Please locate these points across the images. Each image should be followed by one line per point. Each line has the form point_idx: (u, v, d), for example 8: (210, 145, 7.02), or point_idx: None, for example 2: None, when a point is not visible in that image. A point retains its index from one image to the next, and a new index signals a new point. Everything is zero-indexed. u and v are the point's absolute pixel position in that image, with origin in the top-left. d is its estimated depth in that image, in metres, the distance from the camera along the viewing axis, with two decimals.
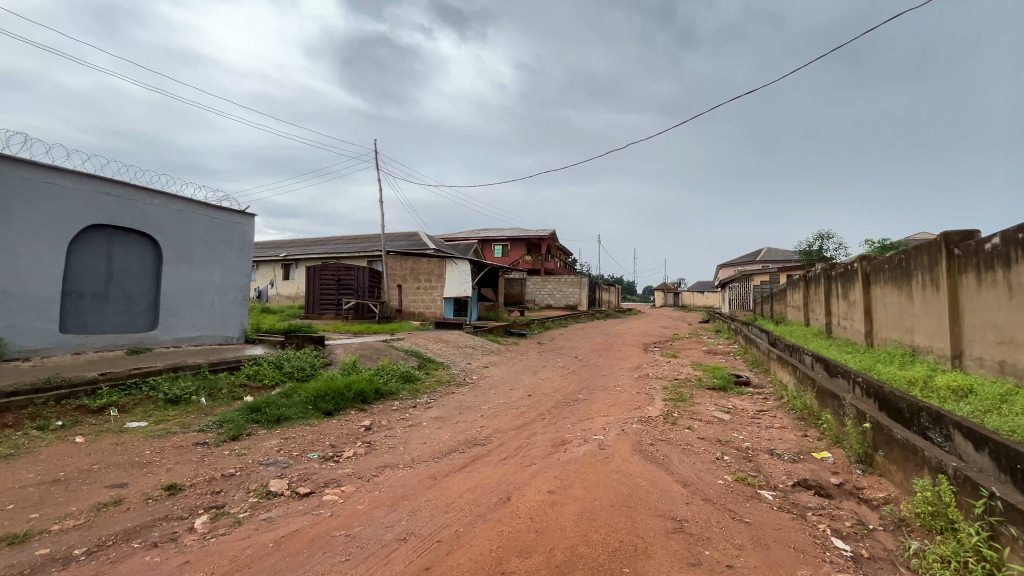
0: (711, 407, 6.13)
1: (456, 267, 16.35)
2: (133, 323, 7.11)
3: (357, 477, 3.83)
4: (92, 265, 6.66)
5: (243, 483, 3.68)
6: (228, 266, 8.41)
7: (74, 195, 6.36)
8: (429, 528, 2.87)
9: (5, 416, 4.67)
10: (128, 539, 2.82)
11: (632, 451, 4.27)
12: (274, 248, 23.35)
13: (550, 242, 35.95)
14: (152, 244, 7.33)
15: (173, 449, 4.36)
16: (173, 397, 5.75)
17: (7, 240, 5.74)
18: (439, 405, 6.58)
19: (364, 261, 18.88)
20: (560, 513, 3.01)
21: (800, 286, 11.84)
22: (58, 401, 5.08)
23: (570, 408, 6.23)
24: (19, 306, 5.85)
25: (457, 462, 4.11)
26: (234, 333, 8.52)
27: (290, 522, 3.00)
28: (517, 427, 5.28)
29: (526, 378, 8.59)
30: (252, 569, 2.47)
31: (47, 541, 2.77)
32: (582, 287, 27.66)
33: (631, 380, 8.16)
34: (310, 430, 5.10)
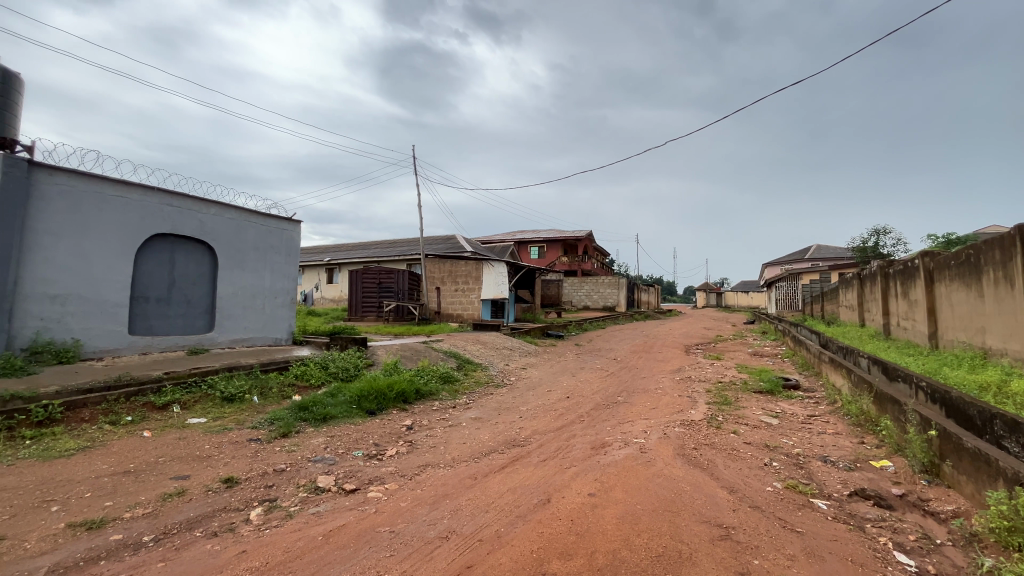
0: (758, 411, 5.91)
1: (493, 269, 16.49)
2: (192, 325, 7.56)
3: (400, 475, 3.93)
4: (156, 272, 7.14)
5: (293, 478, 3.85)
6: (277, 271, 8.81)
7: (140, 207, 6.84)
8: (470, 527, 2.91)
9: (82, 412, 5.08)
10: (191, 528, 3.01)
11: (675, 455, 4.17)
12: (319, 253, 24.26)
13: (587, 243, 35.65)
14: (208, 251, 7.78)
15: (229, 444, 4.62)
16: (229, 395, 6.08)
17: (83, 250, 6.25)
18: (478, 405, 6.65)
19: (403, 264, 19.35)
20: (601, 517, 2.98)
21: (855, 284, 11.22)
22: (127, 397, 5.48)
23: (610, 410, 6.16)
24: (93, 310, 6.35)
25: (497, 463, 4.14)
26: (283, 334, 8.91)
27: (337, 517, 3.10)
28: (556, 429, 5.26)
29: (564, 380, 8.54)
30: (303, 561, 2.57)
31: (120, 528, 2.99)
32: (620, 287, 27.29)
33: (673, 383, 7.97)
34: (354, 429, 5.26)
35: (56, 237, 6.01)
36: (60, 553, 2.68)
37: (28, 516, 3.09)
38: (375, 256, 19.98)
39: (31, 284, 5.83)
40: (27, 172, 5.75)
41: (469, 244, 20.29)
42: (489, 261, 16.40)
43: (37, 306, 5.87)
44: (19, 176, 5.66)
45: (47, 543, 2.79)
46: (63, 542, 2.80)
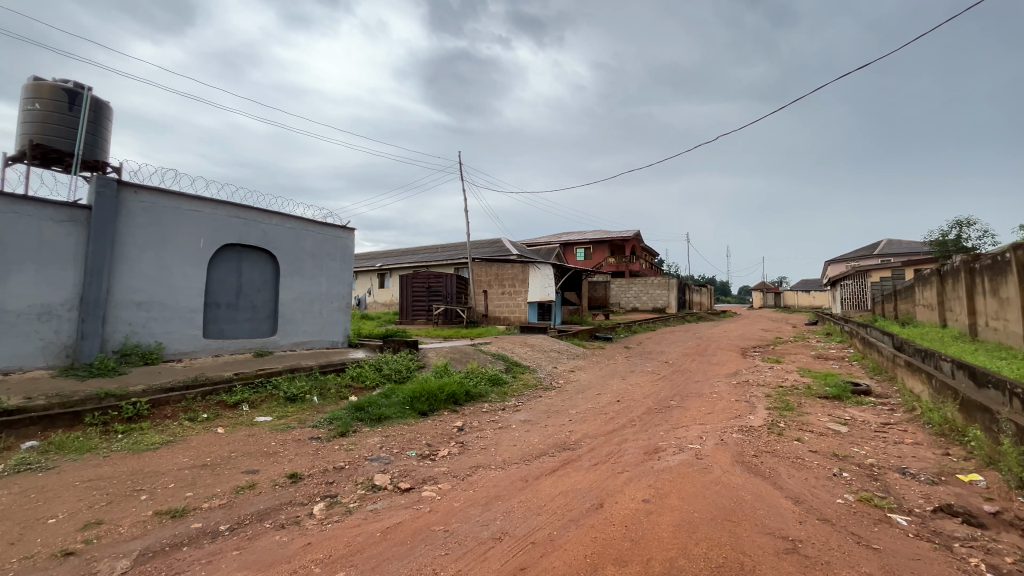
0: (824, 418, 5.54)
1: (539, 271, 16.48)
2: (258, 329, 8.05)
3: (453, 475, 4.00)
4: (226, 280, 7.67)
5: (352, 475, 4.02)
6: (334, 277, 9.22)
7: (212, 220, 7.37)
8: (523, 529, 2.92)
9: (165, 408, 5.54)
10: (261, 519, 3.20)
11: (734, 463, 3.99)
12: (371, 259, 25.20)
13: (635, 243, 34.90)
14: (271, 259, 8.27)
15: (293, 442, 4.88)
16: (292, 395, 6.43)
17: (163, 261, 6.82)
18: (528, 408, 6.65)
19: (451, 268, 19.70)
20: (656, 523, 2.90)
21: (933, 281, 10.33)
22: (203, 396, 5.91)
23: (662, 415, 5.98)
24: (172, 316, 6.90)
25: (548, 466, 4.13)
26: (339, 337, 9.30)
27: (393, 515, 3.20)
28: (607, 433, 5.18)
29: (614, 383, 8.40)
30: (364, 555, 2.67)
31: (199, 517, 3.23)
32: (670, 288, 26.49)
33: (729, 387, 7.64)
34: (408, 429, 5.42)
35: (140, 249, 6.60)
36: (149, 539, 2.93)
37: (121, 504, 3.40)
38: (424, 261, 20.46)
39: (121, 292, 6.43)
40: (116, 191, 6.34)
41: (515, 246, 20.37)
42: (535, 263, 16.40)
43: (126, 312, 6.47)
44: (109, 195, 6.26)
45: (138, 529, 3.05)
46: (152, 528, 3.07)
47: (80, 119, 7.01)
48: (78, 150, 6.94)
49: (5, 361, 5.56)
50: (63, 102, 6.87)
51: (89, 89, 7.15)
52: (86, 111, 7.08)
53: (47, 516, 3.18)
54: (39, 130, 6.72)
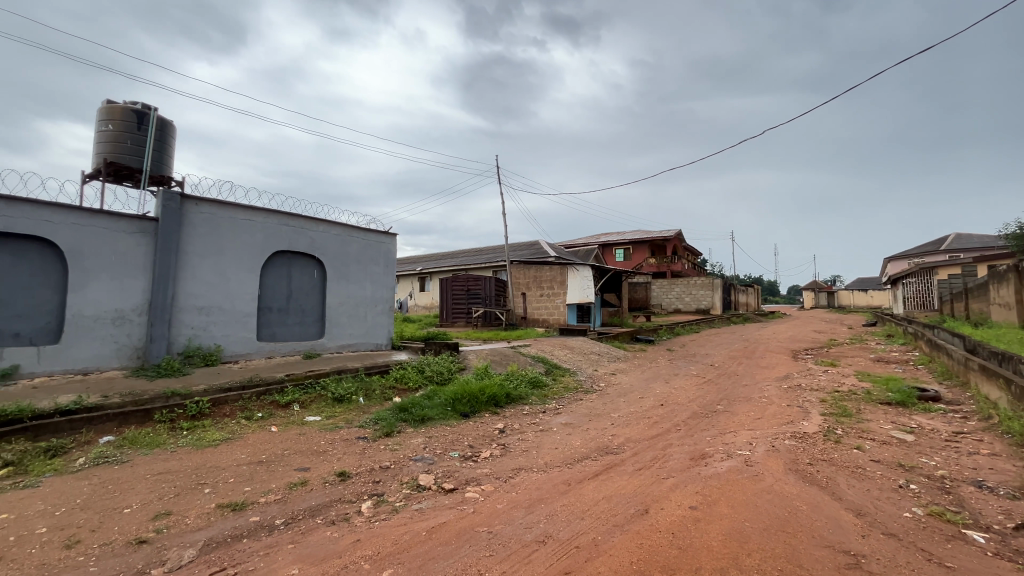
0: (887, 426, 5.20)
1: (577, 273, 16.35)
2: (307, 332, 8.40)
3: (495, 477, 4.03)
4: (277, 285, 8.05)
5: (397, 474, 4.12)
6: (377, 281, 9.48)
7: (264, 228, 7.76)
8: (567, 533, 2.90)
9: (224, 407, 5.87)
10: (313, 515, 3.34)
11: (787, 471, 3.81)
12: (412, 263, 25.76)
13: (676, 243, 34.02)
14: (318, 265, 8.61)
15: (341, 442, 5.05)
16: (339, 396, 6.67)
17: (221, 268, 7.24)
18: (569, 411, 6.60)
19: (489, 271, 19.87)
20: (704, 531, 2.82)
21: (1010, 278, 9.51)
22: (257, 395, 6.22)
23: (708, 419, 5.80)
24: (229, 319, 7.31)
25: (591, 470, 4.09)
26: (383, 340, 9.56)
27: (438, 515, 3.25)
28: (651, 437, 5.07)
29: (657, 387, 8.21)
30: (410, 553, 2.74)
31: (256, 511, 3.40)
32: (715, 289, 25.59)
33: (780, 391, 7.30)
34: (450, 430, 5.51)
35: (201, 257, 7.03)
36: (212, 530, 3.11)
37: (187, 496, 3.63)
38: (463, 264, 20.71)
39: (184, 298, 6.87)
40: (180, 203, 6.79)
41: (553, 248, 20.28)
42: (574, 265, 16.26)
43: (188, 317, 6.91)
44: (173, 208, 6.71)
45: (202, 520, 3.25)
46: (215, 520, 3.25)
47: (147, 138, 7.55)
48: (147, 166, 7.49)
49: (85, 362, 6.06)
50: (132, 123, 7.41)
51: (154, 109, 7.69)
52: (152, 130, 7.61)
53: (123, 505, 3.44)
54: (112, 149, 7.29)
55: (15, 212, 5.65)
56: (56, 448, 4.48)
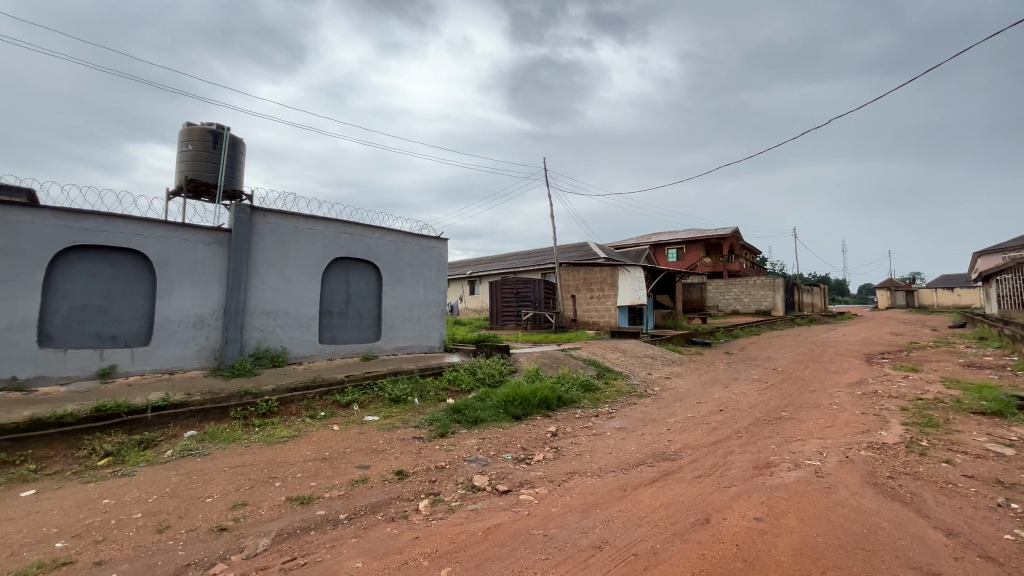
0: (981, 438, 4.71)
1: (628, 274, 15.95)
2: (365, 335, 8.75)
3: (549, 480, 4.02)
4: (337, 290, 8.45)
5: (452, 475, 4.21)
6: (430, 285, 9.73)
7: (325, 236, 8.17)
8: (624, 539, 2.85)
9: (291, 406, 6.23)
10: (374, 511, 3.47)
11: (864, 484, 3.54)
12: (462, 267, 26.21)
13: (733, 241, 32.57)
14: (374, 270, 8.95)
15: (398, 441, 5.22)
16: (395, 396, 6.91)
17: (286, 275, 7.69)
18: (622, 415, 6.47)
19: (538, 273, 19.85)
20: (771, 544, 2.68)
21: None
22: (320, 395, 6.56)
23: (773, 426, 5.50)
24: (294, 323, 7.76)
25: (647, 476, 3.99)
26: (436, 342, 9.79)
27: (493, 516, 3.29)
28: (711, 444, 4.87)
29: (715, 391, 7.88)
30: (467, 552, 2.78)
31: (322, 505, 3.58)
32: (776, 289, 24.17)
33: (852, 398, 6.80)
34: (502, 432, 5.55)
35: (269, 265, 7.51)
36: (283, 521, 3.31)
37: (260, 488, 3.88)
38: (511, 267, 20.82)
39: (254, 303, 7.36)
40: (250, 215, 7.29)
41: (602, 250, 19.93)
42: (624, 267, 15.92)
43: (258, 321, 7.40)
44: (245, 219, 7.21)
45: (274, 511, 3.46)
46: (285, 512, 3.46)
47: (222, 156, 8.17)
48: (221, 182, 8.12)
49: (170, 362, 6.64)
50: (208, 142, 8.04)
51: (226, 129, 8.30)
52: (225, 148, 8.22)
53: (205, 495, 3.73)
54: (191, 167, 7.94)
55: (112, 227, 6.29)
56: (147, 441, 4.94)
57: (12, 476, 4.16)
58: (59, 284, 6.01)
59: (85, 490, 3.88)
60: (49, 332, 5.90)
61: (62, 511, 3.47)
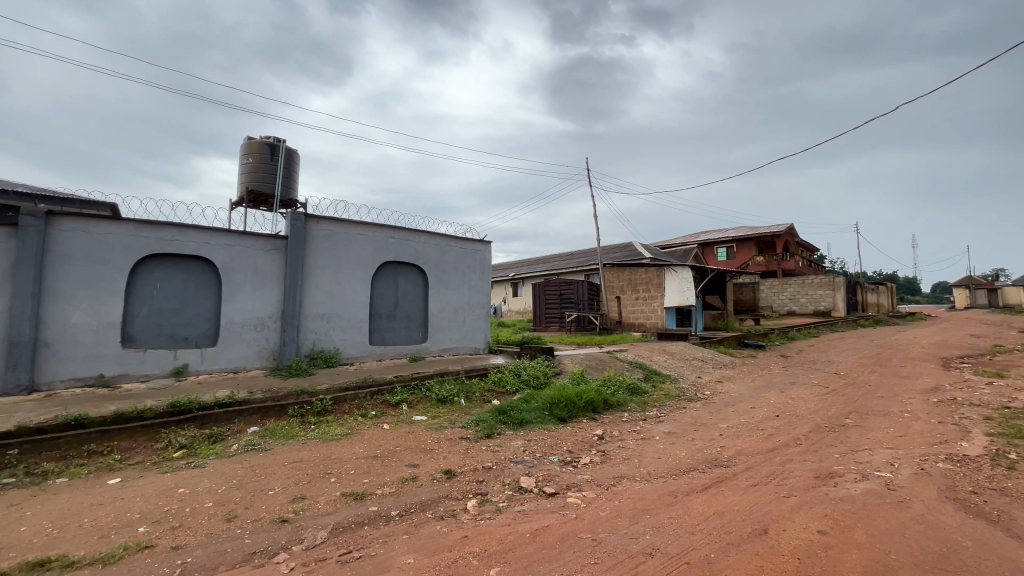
0: None
1: (675, 274, 15.45)
2: (412, 336, 8.98)
3: (597, 484, 3.97)
4: (386, 293, 8.72)
5: (499, 476, 4.24)
6: (474, 287, 9.86)
7: (373, 241, 8.45)
8: (676, 547, 2.77)
9: (344, 405, 6.49)
10: (424, 509, 3.56)
11: (943, 499, 3.27)
12: (505, 270, 26.35)
13: (788, 239, 30.99)
14: (421, 273, 9.17)
15: (446, 441, 5.33)
16: (442, 397, 7.05)
17: (338, 279, 8.02)
18: (671, 420, 6.30)
19: (581, 275, 19.65)
20: (837, 560, 2.52)
21: None
22: (371, 395, 6.78)
23: (836, 434, 5.18)
24: (346, 325, 8.07)
25: (699, 482, 3.86)
26: (481, 344, 9.91)
27: (541, 518, 3.29)
28: (767, 451, 4.66)
29: (771, 396, 7.52)
30: (515, 554, 2.79)
31: (375, 501, 3.71)
32: (837, 288, 22.77)
33: (927, 406, 6.29)
34: (548, 434, 5.54)
35: (322, 270, 7.87)
36: (339, 515, 3.45)
37: (317, 483, 4.07)
38: (554, 269, 20.74)
39: (309, 306, 7.73)
40: (305, 223, 7.66)
41: (648, 250, 19.49)
42: (670, 267, 15.48)
43: (313, 323, 7.76)
44: (300, 227, 7.58)
45: (331, 506, 3.62)
46: (341, 507, 3.60)
47: (279, 167, 8.64)
48: (278, 192, 8.58)
49: (235, 362, 7.08)
50: (267, 154, 8.52)
51: (283, 141, 8.76)
52: (282, 159, 8.68)
53: (268, 488, 3.96)
54: (252, 178, 8.45)
55: (184, 236, 6.78)
56: (216, 435, 5.29)
57: (100, 465, 4.57)
58: (139, 289, 6.54)
59: (162, 480, 4.20)
60: (130, 333, 6.44)
61: (143, 498, 3.78)
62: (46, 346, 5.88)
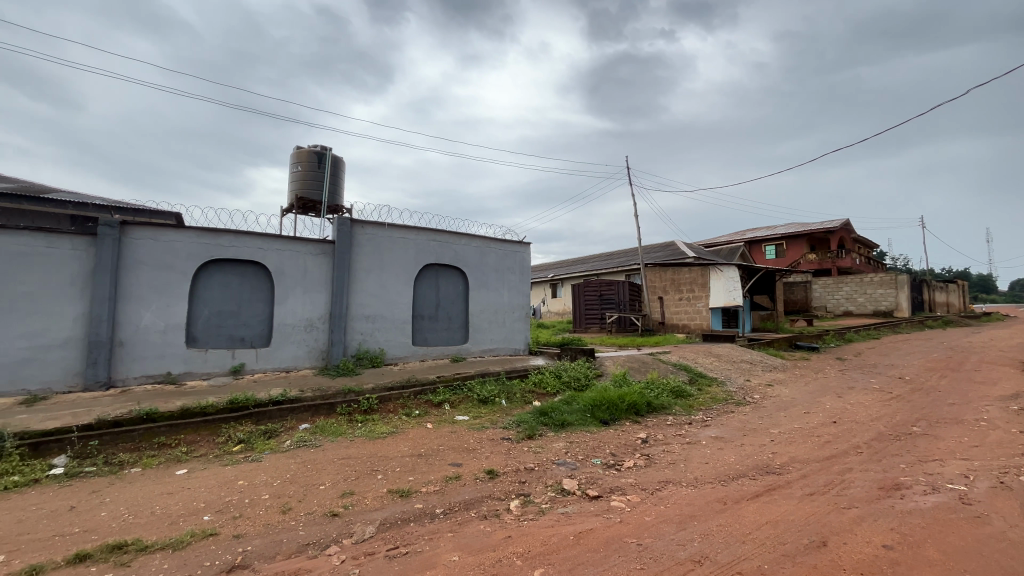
0: None
1: (721, 274, 14.89)
2: (454, 337, 9.12)
3: (641, 488, 3.90)
4: (428, 295, 8.90)
5: (542, 477, 4.23)
6: (514, 289, 9.90)
7: (415, 244, 8.64)
8: (727, 556, 2.67)
9: (389, 404, 6.67)
10: (468, 508, 3.60)
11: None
12: (544, 271, 26.28)
13: (844, 235, 29.34)
14: (461, 275, 9.30)
15: (488, 441, 5.38)
16: (483, 397, 7.12)
17: (382, 281, 8.26)
18: (718, 424, 6.09)
19: (622, 275, 19.31)
20: None
21: None
22: (415, 395, 6.94)
23: (901, 443, 4.85)
24: (390, 326, 8.30)
25: (750, 489, 3.72)
26: (521, 345, 9.93)
27: (584, 521, 3.26)
28: (824, 459, 4.42)
29: (827, 401, 7.13)
30: (559, 556, 2.78)
31: (421, 499, 3.79)
32: (900, 287, 21.32)
33: (1006, 414, 5.78)
34: (590, 437, 5.48)
35: (367, 272, 8.12)
36: (386, 511, 3.55)
37: (364, 479, 4.20)
38: (594, 269, 20.49)
39: (355, 308, 7.99)
40: (351, 227, 7.94)
41: (691, 249, 18.95)
42: (716, 266, 14.97)
43: (359, 324, 8.02)
44: (346, 231, 7.86)
45: (378, 502, 3.73)
46: (387, 503, 3.71)
47: (326, 175, 8.99)
48: (325, 199, 8.93)
49: (287, 362, 7.42)
50: (315, 163, 8.89)
51: (329, 149, 9.10)
52: (329, 167, 9.03)
53: (319, 482, 4.12)
54: (301, 186, 8.84)
55: (240, 242, 7.18)
56: (270, 431, 5.56)
57: (169, 456, 4.91)
58: (201, 292, 6.98)
59: (224, 471, 4.46)
60: (193, 334, 6.88)
61: (207, 488, 4.03)
62: (121, 345, 6.37)
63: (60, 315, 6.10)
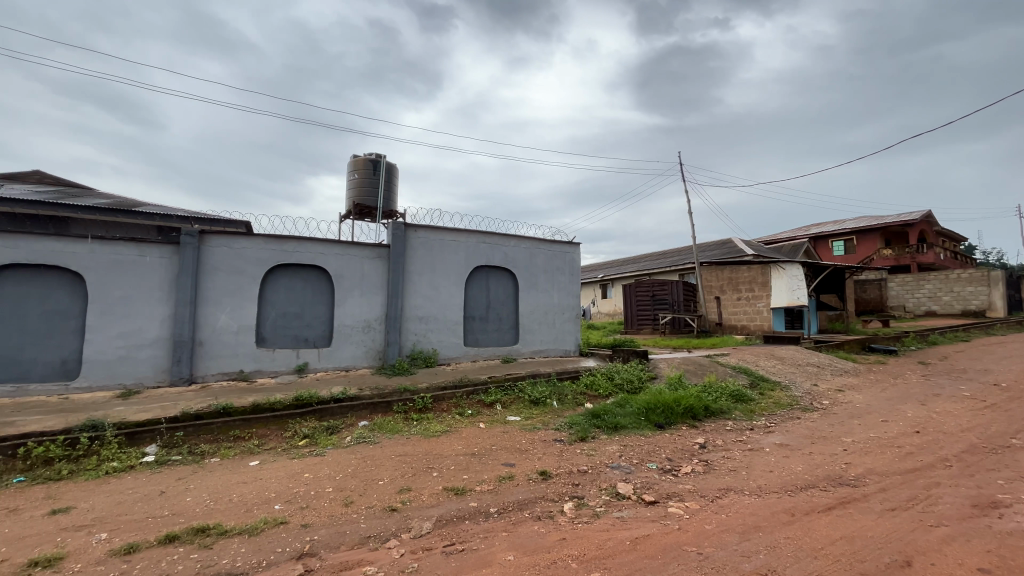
0: None
1: (783, 272, 14.12)
2: (504, 338, 9.19)
3: (700, 495, 3.75)
4: (478, 296, 9.03)
5: (596, 480, 4.18)
6: (564, 289, 9.83)
7: (465, 246, 8.80)
8: (796, 571, 2.53)
9: (442, 403, 6.83)
10: (522, 508, 3.61)
11: None
12: (593, 271, 25.92)
13: (925, 227, 26.92)
14: (511, 277, 9.36)
15: (540, 441, 5.38)
16: (535, 398, 7.13)
17: (435, 283, 8.47)
18: (783, 431, 5.75)
19: (675, 274, 18.72)
20: None
21: None
22: (468, 394, 7.05)
23: (998, 457, 4.38)
24: (443, 327, 8.49)
25: (821, 502, 3.49)
26: (571, 346, 9.85)
27: (641, 526, 3.18)
28: (907, 472, 4.06)
29: (908, 409, 6.56)
30: (615, 561, 2.73)
31: (475, 497, 3.85)
32: (994, 284, 19.26)
33: None
34: (645, 440, 5.35)
35: (420, 274, 8.36)
36: (442, 508, 3.63)
37: (420, 476, 4.32)
38: (645, 269, 20.02)
39: (409, 309, 8.24)
40: (404, 231, 8.21)
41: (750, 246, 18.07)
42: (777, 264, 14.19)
43: (413, 325, 8.26)
44: (400, 236, 8.13)
45: (434, 498, 3.83)
46: (443, 500, 3.79)
47: (381, 181, 9.34)
48: (381, 205, 9.29)
49: (347, 361, 7.77)
50: (370, 170, 9.26)
51: (384, 157, 9.45)
52: (383, 174, 9.38)
53: (378, 478, 4.28)
54: (358, 193, 9.24)
55: (303, 248, 7.60)
56: (333, 427, 5.85)
57: (243, 448, 5.28)
58: (269, 295, 7.45)
59: (292, 464, 4.74)
60: (263, 334, 7.35)
61: (278, 479, 4.30)
62: (201, 344, 6.92)
63: (149, 317, 6.70)
